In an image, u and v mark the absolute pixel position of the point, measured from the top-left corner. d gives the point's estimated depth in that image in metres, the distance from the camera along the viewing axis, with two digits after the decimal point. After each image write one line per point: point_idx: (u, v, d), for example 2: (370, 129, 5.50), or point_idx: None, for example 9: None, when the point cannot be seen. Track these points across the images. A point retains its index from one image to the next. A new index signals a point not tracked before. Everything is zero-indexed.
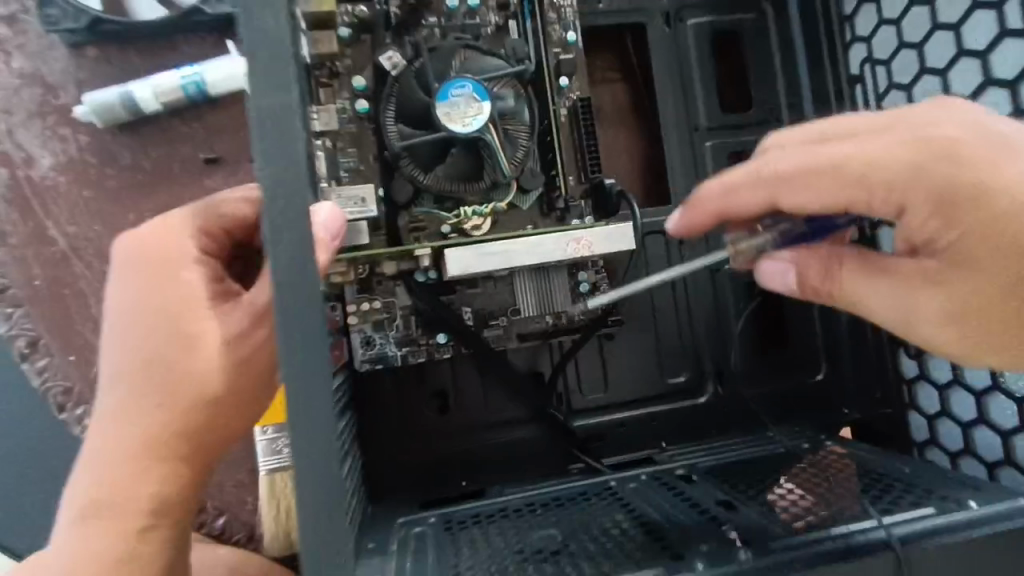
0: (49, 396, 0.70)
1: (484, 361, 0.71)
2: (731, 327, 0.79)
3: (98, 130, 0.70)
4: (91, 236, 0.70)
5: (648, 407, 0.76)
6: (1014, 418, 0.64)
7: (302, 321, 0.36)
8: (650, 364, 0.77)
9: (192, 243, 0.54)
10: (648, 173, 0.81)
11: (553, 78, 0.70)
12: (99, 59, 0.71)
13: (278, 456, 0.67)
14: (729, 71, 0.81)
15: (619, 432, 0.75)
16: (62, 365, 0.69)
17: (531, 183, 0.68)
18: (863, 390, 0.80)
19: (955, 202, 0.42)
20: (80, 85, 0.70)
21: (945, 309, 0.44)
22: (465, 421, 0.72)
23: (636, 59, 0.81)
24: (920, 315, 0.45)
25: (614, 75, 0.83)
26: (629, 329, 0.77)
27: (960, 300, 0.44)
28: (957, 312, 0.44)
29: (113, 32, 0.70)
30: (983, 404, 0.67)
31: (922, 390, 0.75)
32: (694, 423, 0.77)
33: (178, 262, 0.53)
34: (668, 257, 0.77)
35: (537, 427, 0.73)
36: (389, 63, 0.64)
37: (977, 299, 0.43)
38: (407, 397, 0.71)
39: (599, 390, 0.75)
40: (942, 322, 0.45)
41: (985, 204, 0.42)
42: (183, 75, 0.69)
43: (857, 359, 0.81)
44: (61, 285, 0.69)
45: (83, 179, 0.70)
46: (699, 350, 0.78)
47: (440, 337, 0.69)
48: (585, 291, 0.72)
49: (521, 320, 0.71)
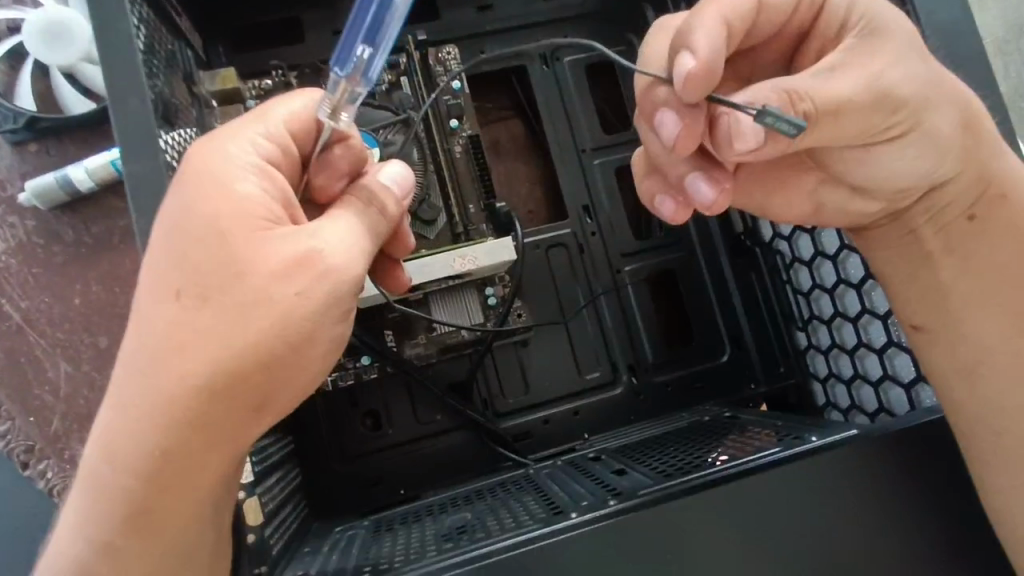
0: (13, 454, 0.78)
1: (410, 376, 0.78)
2: (636, 319, 0.86)
3: (42, 213, 0.78)
4: (43, 307, 0.78)
5: (569, 404, 0.83)
6: (879, 368, 0.69)
7: (157, 339, 0.39)
8: (566, 364, 0.84)
9: (81, 495, 0.41)
10: (549, 197, 0.90)
11: (444, 121, 0.80)
12: (41, 153, 0.79)
13: (268, 491, 0.59)
14: (609, 98, 0.91)
15: (543, 428, 0.82)
16: (23, 425, 0.78)
17: (431, 213, 0.77)
18: (769, 364, 0.86)
19: (850, 125, 0.46)
20: (23, 177, 0.79)
21: (858, 130, 0.47)
22: (398, 435, 0.79)
23: (524, 95, 0.90)
24: (862, 135, 0.48)
25: (508, 113, 0.91)
26: (540, 334, 0.84)
27: (877, 161, 0.51)
28: (893, 143, 0.50)
29: (50, 128, 0.78)
30: (857, 361, 0.72)
31: (813, 357, 0.81)
32: (614, 414, 0.84)
33: (81, 474, 0.41)
34: (572, 266, 0.86)
35: (468, 431, 0.80)
36: (214, 77, 0.70)
37: (897, 169, 0.51)
38: (343, 418, 0.78)
39: (521, 394, 0.82)
40: (891, 174, 0.52)
41: (872, 123, 0.47)
42: (113, 154, 0.76)
43: (757, 336, 0.87)
44: (18, 353, 0.78)
45: (32, 258, 0.78)
46: (609, 346, 0.85)
47: (364, 359, 0.76)
48: (494, 304, 0.80)
49: (439, 336, 0.79)
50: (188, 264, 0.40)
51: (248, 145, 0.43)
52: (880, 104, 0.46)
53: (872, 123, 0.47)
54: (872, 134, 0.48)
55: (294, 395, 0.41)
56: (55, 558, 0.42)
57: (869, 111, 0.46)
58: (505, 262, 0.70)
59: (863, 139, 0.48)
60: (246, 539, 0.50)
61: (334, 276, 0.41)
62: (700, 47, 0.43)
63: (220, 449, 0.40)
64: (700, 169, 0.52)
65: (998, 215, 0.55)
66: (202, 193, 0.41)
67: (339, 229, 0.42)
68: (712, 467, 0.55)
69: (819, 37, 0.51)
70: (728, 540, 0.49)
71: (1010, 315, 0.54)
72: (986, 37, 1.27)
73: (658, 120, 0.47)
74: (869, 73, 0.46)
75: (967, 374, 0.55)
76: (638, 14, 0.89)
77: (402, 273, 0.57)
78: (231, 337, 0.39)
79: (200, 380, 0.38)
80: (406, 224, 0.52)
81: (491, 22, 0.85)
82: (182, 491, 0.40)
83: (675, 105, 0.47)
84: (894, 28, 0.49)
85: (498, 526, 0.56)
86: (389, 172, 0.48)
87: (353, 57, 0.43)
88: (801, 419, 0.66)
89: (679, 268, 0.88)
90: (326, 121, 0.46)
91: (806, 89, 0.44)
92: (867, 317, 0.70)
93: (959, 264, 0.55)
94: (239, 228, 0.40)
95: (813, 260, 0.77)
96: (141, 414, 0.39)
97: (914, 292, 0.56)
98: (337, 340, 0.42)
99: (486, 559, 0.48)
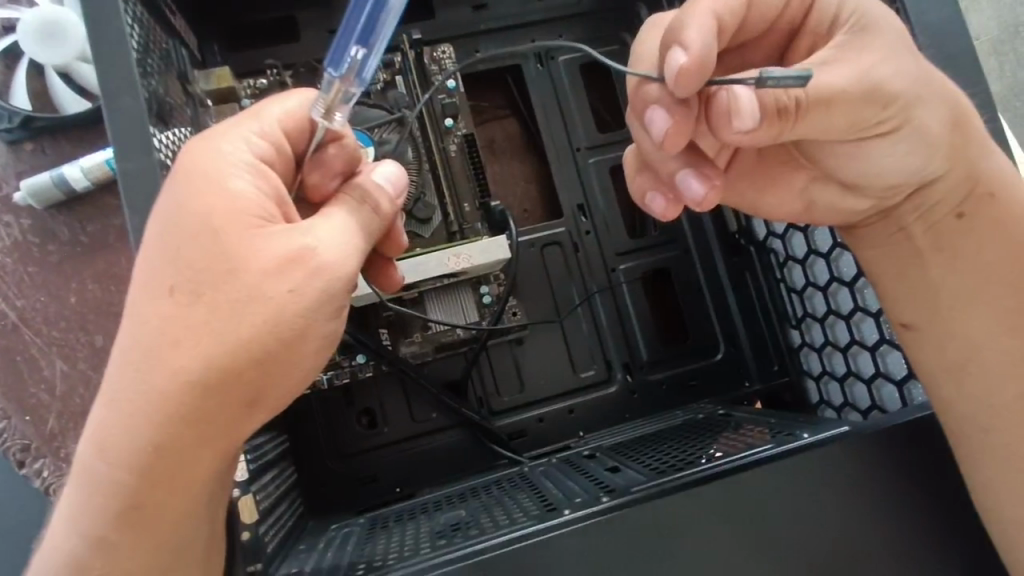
0: (9, 452, 0.78)
1: (406, 375, 0.78)
2: (631, 317, 0.86)
3: (37, 212, 0.79)
4: (39, 306, 0.78)
5: (564, 402, 0.83)
6: (872, 365, 0.70)
7: (150, 336, 0.39)
8: (561, 362, 0.84)
9: (75, 491, 0.41)
10: (544, 196, 0.90)
11: (439, 119, 0.80)
12: (36, 152, 0.80)
13: (263, 489, 0.59)
14: (604, 97, 0.92)
15: (538, 426, 0.82)
16: (19, 424, 0.78)
17: (426, 212, 0.77)
18: (763, 362, 0.87)
19: (839, 118, 0.46)
20: (19, 176, 0.79)
21: (848, 123, 0.47)
22: (394, 433, 0.79)
23: (519, 94, 0.90)
24: (851, 129, 0.48)
25: (503, 112, 0.92)
26: (536, 332, 0.84)
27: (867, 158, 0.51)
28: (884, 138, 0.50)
29: (45, 127, 0.78)
30: (850, 358, 0.73)
31: (807, 355, 0.82)
32: (609, 412, 0.84)
33: (76, 470, 0.41)
34: (567, 265, 0.86)
35: (463, 429, 0.80)
36: (209, 75, 0.70)
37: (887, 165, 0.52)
38: (338, 417, 0.78)
39: (516, 392, 0.83)
40: (882, 169, 0.52)
41: (862, 117, 0.47)
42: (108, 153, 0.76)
43: (751, 335, 0.87)
44: (14, 352, 0.78)
45: (28, 257, 0.78)
46: (604, 344, 0.85)
47: (359, 358, 0.76)
48: (489, 302, 0.81)
49: (434, 335, 0.79)
50: (181, 261, 0.40)
51: (241, 143, 0.43)
52: (870, 97, 0.47)
53: (862, 116, 0.47)
54: (862, 128, 0.48)
55: (286, 391, 0.42)
56: (49, 554, 0.42)
57: (859, 106, 0.47)
58: (499, 260, 0.70)
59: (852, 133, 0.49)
60: (241, 537, 0.50)
61: (327, 273, 0.41)
62: (691, 42, 0.43)
63: (213, 445, 0.40)
64: (691, 166, 0.52)
65: (987, 213, 0.55)
66: (195, 191, 0.41)
67: (333, 227, 0.43)
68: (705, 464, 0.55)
69: (809, 34, 0.51)
70: (720, 536, 0.49)
71: (999, 311, 0.55)
72: (979, 38, 1.28)
73: (649, 117, 0.48)
74: (858, 66, 0.47)
75: (956, 371, 0.55)
76: (633, 14, 0.89)
77: (394, 272, 0.58)
78: (224, 334, 0.39)
79: (192, 377, 0.39)
80: (399, 223, 0.53)
81: (486, 21, 0.85)
82: (176, 487, 0.40)
83: (666, 102, 0.47)
84: (884, 24, 0.49)
85: (492, 523, 0.56)
86: (383, 172, 0.48)
87: (346, 57, 0.43)
88: (794, 417, 0.66)
89: (674, 267, 0.88)
90: (319, 120, 0.46)
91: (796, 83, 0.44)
92: (859, 315, 0.70)
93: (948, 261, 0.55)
94: (232, 226, 0.40)
95: (806, 258, 0.77)
96: (135, 410, 0.39)
97: (904, 289, 0.57)
98: (329, 337, 0.42)
99: (479, 555, 0.48)
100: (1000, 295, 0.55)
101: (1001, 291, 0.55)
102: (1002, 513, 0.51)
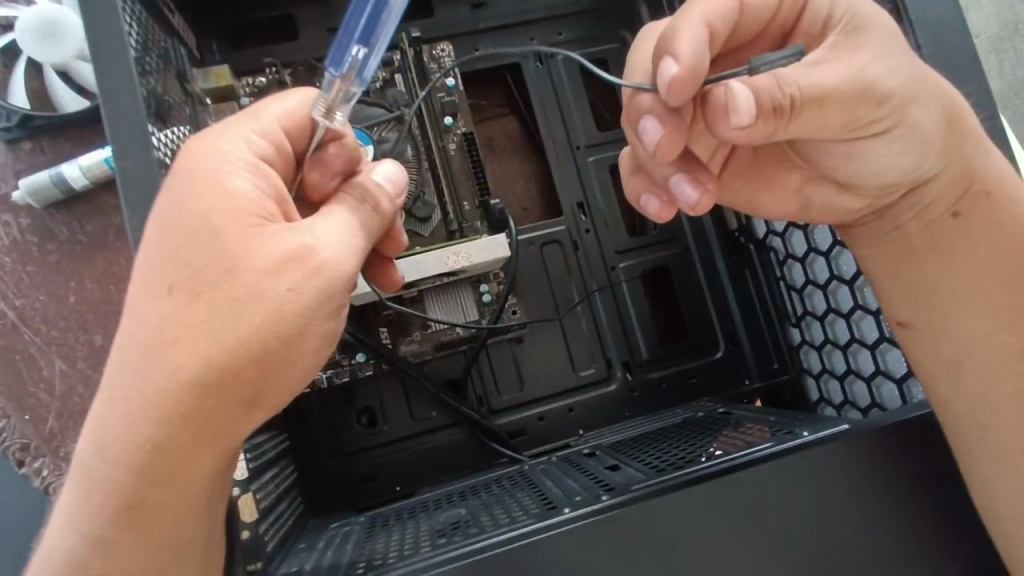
0: (9, 452, 0.78)
1: (405, 374, 0.78)
2: (630, 316, 0.86)
3: (35, 211, 0.78)
4: (38, 305, 0.78)
5: (563, 400, 0.83)
6: (871, 363, 0.70)
7: (149, 335, 0.39)
8: (561, 360, 0.84)
9: (74, 491, 0.41)
10: (543, 195, 0.90)
11: (438, 118, 0.80)
12: (35, 151, 0.79)
13: (262, 488, 0.59)
14: (602, 96, 0.92)
15: (538, 425, 0.82)
16: (19, 423, 0.78)
17: (425, 211, 0.77)
18: (763, 360, 0.87)
19: (835, 117, 0.46)
20: (17, 175, 0.79)
21: (844, 122, 0.47)
22: (393, 431, 0.79)
23: (517, 93, 0.90)
24: (846, 130, 0.48)
25: (502, 111, 0.92)
26: (535, 331, 0.84)
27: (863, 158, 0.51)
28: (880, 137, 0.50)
29: (44, 126, 0.78)
30: (850, 356, 0.73)
31: (807, 353, 0.82)
32: (608, 410, 0.84)
33: (74, 470, 0.41)
34: (566, 263, 0.86)
35: (463, 428, 0.80)
36: (208, 74, 0.70)
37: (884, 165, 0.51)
38: (338, 416, 0.78)
39: (515, 390, 0.83)
40: (879, 169, 0.52)
41: (858, 117, 0.47)
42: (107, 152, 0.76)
43: (751, 333, 0.87)
44: (13, 352, 0.78)
45: (27, 256, 0.78)
46: (603, 342, 0.85)
47: (359, 356, 0.76)
48: (488, 301, 0.81)
49: (434, 334, 0.79)
50: (181, 260, 0.40)
51: (241, 143, 0.43)
52: (865, 96, 0.47)
53: (857, 115, 0.47)
54: (858, 128, 0.48)
55: (285, 390, 0.42)
56: (49, 554, 0.42)
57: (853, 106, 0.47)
58: (497, 258, 0.70)
59: (848, 133, 0.49)
60: (240, 536, 0.50)
61: (326, 272, 0.41)
62: (682, 52, 0.43)
63: (212, 444, 0.40)
64: (684, 170, 0.52)
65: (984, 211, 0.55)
66: (195, 189, 0.41)
67: (332, 227, 0.42)
68: (704, 462, 0.55)
69: (804, 35, 0.51)
70: (719, 534, 0.49)
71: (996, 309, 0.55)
72: (980, 35, 1.27)
73: (641, 127, 0.48)
74: (853, 66, 0.47)
75: (954, 369, 0.55)
76: (630, 13, 0.89)
77: (394, 270, 0.58)
78: (222, 332, 0.39)
79: (190, 375, 0.38)
80: (399, 222, 0.53)
81: (484, 20, 0.85)
82: (175, 485, 0.40)
83: (658, 112, 0.47)
84: (878, 25, 0.49)
85: (490, 522, 0.56)
86: (382, 171, 0.48)
87: (346, 57, 0.43)
88: (794, 415, 0.66)
89: (673, 265, 0.88)
90: (319, 120, 0.46)
91: (792, 82, 0.44)
92: (858, 313, 0.70)
93: (945, 259, 0.55)
94: (232, 225, 0.40)
95: (805, 256, 0.77)
96: (134, 409, 0.39)
97: (902, 288, 0.57)
98: (328, 336, 0.42)
99: (478, 555, 0.48)
100: (997, 293, 0.55)
101: (999, 289, 0.55)
102: (1000, 510, 0.51)
